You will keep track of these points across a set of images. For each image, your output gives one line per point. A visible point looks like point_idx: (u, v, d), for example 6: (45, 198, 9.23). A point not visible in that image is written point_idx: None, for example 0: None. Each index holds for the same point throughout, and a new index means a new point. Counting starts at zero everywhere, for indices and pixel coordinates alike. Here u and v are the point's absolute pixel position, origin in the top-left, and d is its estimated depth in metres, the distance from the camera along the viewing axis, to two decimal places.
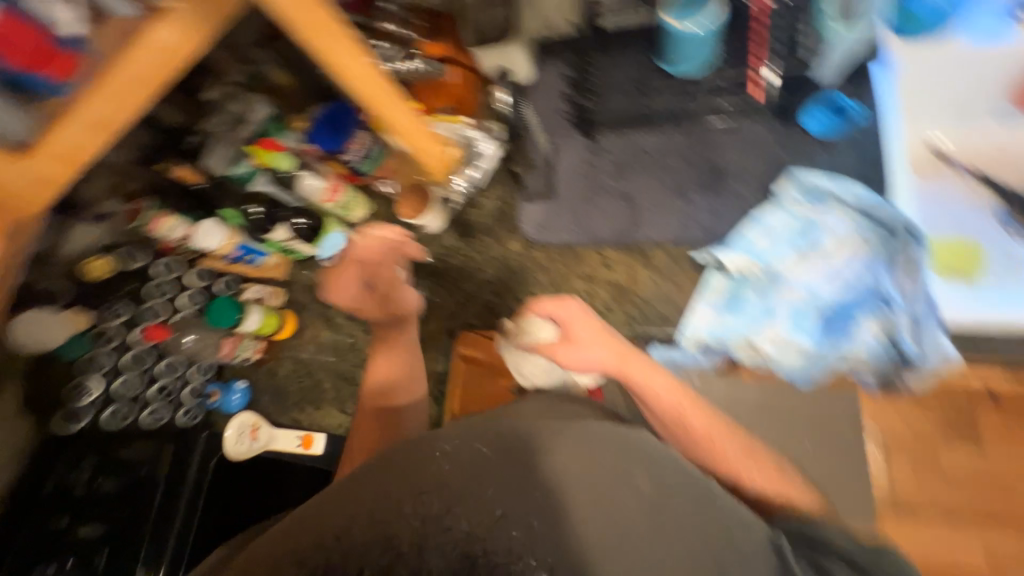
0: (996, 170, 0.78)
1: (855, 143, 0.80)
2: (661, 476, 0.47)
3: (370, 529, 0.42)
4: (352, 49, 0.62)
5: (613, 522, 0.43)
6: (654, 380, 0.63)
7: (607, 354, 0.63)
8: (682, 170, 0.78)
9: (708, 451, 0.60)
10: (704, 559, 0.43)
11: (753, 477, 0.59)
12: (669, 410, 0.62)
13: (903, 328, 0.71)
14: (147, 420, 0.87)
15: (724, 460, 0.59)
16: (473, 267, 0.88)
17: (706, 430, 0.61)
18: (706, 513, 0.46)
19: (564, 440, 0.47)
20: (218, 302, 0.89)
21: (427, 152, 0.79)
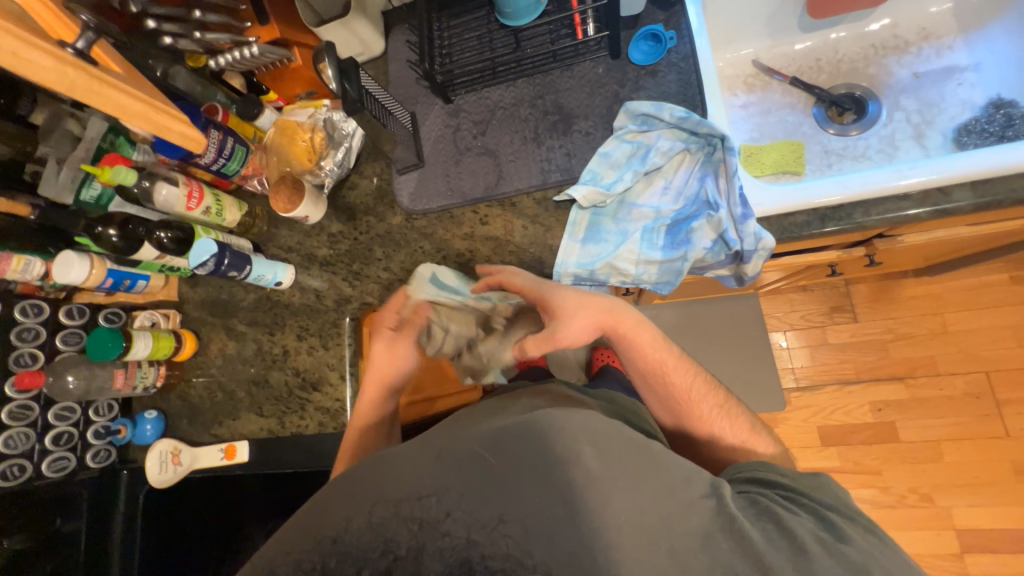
0: (804, 76, 0.91)
1: (676, 67, 0.76)
2: (610, 452, 0.54)
3: (371, 532, 0.51)
4: (29, 42, 0.49)
5: (601, 506, 0.51)
6: (637, 334, 0.71)
7: (594, 320, 0.69)
8: (534, 118, 0.82)
9: (687, 404, 0.73)
10: (647, 515, 0.51)
11: (720, 420, 0.74)
12: (652, 364, 0.73)
13: (730, 226, 0.67)
14: (51, 470, 0.83)
15: (696, 407, 0.74)
16: (361, 247, 0.90)
17: (686, 386, 0.74)
18: (649, 473, 0.53)
19: (555, 453, 0.53)
20: (95, 334, 0.82)
21: (172, 132, 0.69)
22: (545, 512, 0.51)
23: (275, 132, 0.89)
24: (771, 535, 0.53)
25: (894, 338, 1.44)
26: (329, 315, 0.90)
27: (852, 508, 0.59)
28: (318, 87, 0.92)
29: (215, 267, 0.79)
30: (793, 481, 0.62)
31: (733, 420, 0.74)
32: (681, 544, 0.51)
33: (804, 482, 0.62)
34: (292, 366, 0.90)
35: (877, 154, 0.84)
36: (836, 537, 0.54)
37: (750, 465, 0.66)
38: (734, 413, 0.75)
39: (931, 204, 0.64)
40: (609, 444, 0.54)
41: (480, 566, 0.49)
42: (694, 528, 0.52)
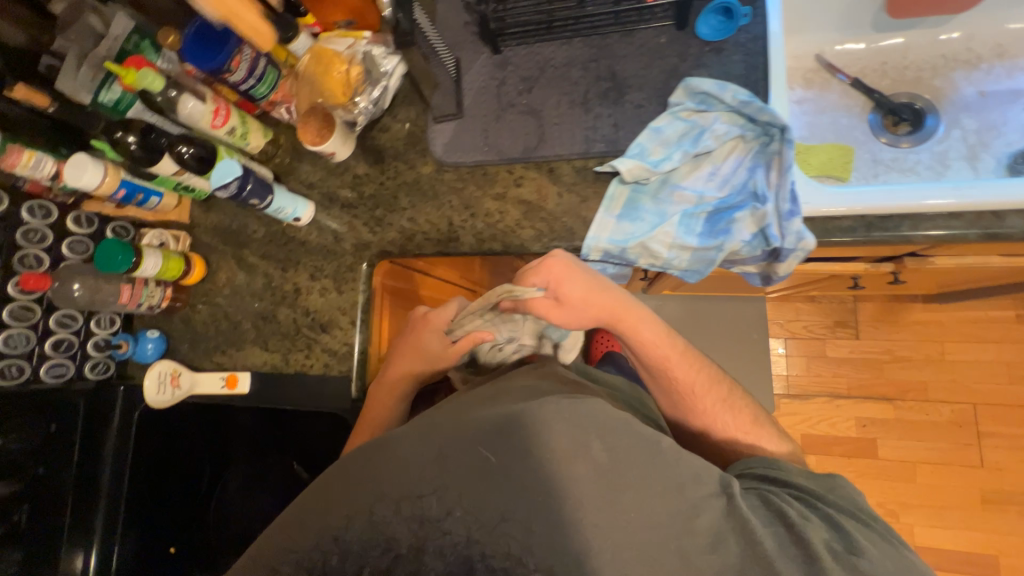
0: (866, 79, 0.87)
1: (743, 48, 0.72)
2: (618, 447, 0.53)
3: (371, 530, 0.50)
4: None
5: (607, 507, 0.50)
6: (641, 325, 0.71)
7: (593, 311, 0.69)
8: (585, 82, 0.78)
9: (688, 396, 0.75)
10: (652, 513, 0.51)
11: (723, 415, 0.74)
12: (655, 357, 0.73)
13: (773, 222, 0.66)
14: (49, 376, 0.82)
15: (698, 400, 0.75)
16: (386, 193, 0.87)
17: (688, 379, 0.74)
18: (654, 471, 0.52)
19: (557, 445, 0.51)
20: (104, 244, 0.79)
21: (240, 19, 0.74)
22: (545, 508, 0.50)
23: (310, 59, 0.84)
24: (783, 541, 0.53)
25: (891, 359, 1.46)
26: (345, 259, 0.87)
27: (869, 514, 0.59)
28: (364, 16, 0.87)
29: (237, 191, 0.76)
30: (805, 484, 0.62)
31: (732, 414, 0.75)
32: (688, 540, 0.51)
33: (817, 485, 0.62)
34: (303, 305, 0.89)
35: (925, 170, 0.82)
36: (849, 547, 0.54)
37: (759, 460, 0.68)
38: (738, 404, 0.76)
39: (982, 227, 0.63)
40: (615, 439, 0.53)
41: (480, 565, 0.49)
42: (706, 527, 0.51)
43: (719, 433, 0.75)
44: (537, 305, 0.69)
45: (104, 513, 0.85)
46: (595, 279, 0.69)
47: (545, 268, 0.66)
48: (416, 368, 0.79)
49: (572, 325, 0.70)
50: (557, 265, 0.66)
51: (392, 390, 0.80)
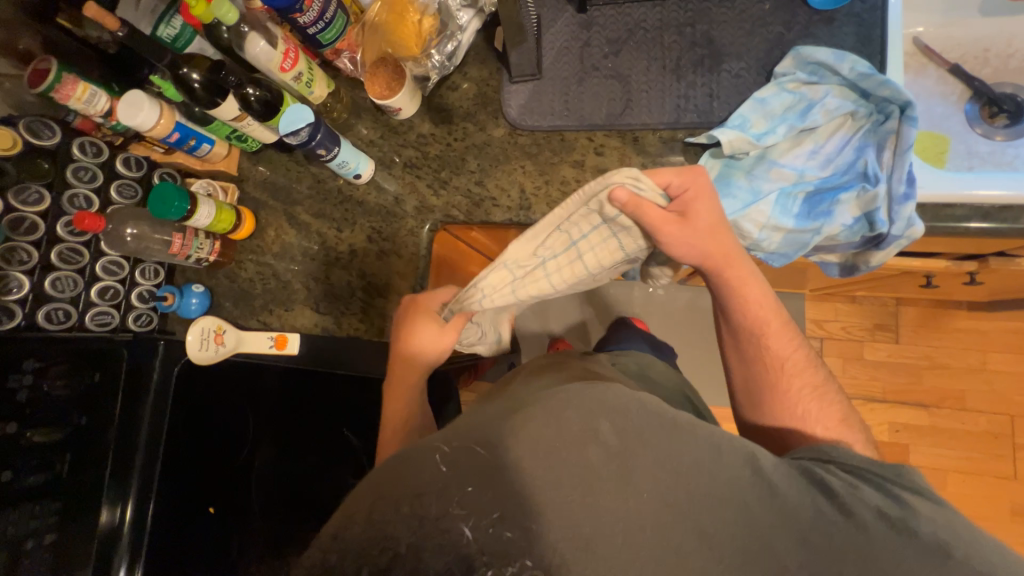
0: (966, 65, 0.83)
1: (857, 19, 0.67)
2: (631, 425, 0.42)
3: (370, 529, 0.39)
4: None
5: (626, 498, 0.39)
6: (750, 281, 0.65)
7: (712, 248, 0.62)
8: (678, 48, 0.74)
9: (779, 373, 0.67)
10: (677, 495, 0.40)
11: (810, 406, 0.66)
12: (755, 321, 0.67)
13: (883, 205, 0.62)
14: (93, 324, 0.79)
15: (786, 381, 0.68)
16: (453, 155, 0.82)
17: (785, 354, 0.68)
18: (677, 448, 0.42)
19: (557, 430, 0.40)
20: (161, 187, 0.75)
21: None
22: (550, 505, 0.39)
23: (382, 7, 0.80)
24: (825, 507, 0.44)
25: (929, 366, 1.44)
26: (406, 222, 0.83)
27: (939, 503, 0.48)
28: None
29: (306, 139, 0.73)
30: (863, 466, 0.52)
31: (817, 403, 0.66)
32: (725, 528, 0.41)
33: (875, 465, 0.52)
34: (358, 267, 0.85)
35: (1023, 165, 0.78)
36: (904, 514, 0.45)
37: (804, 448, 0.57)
38: (817, 395, 0.66)
39: None
40: (624, 413, 0.42)
41: (481, 566, 0.37)
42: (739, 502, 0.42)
43: (801, 425, 0.66)
44: (653, 215, 0.59)
45: (138, 477, 0.80)
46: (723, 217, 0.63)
47: (692, 174, 0.60)
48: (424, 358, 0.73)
49: (680, 250, 0.61)
50: (701, 177, 0.61)
51: (402, 382, 0.74)
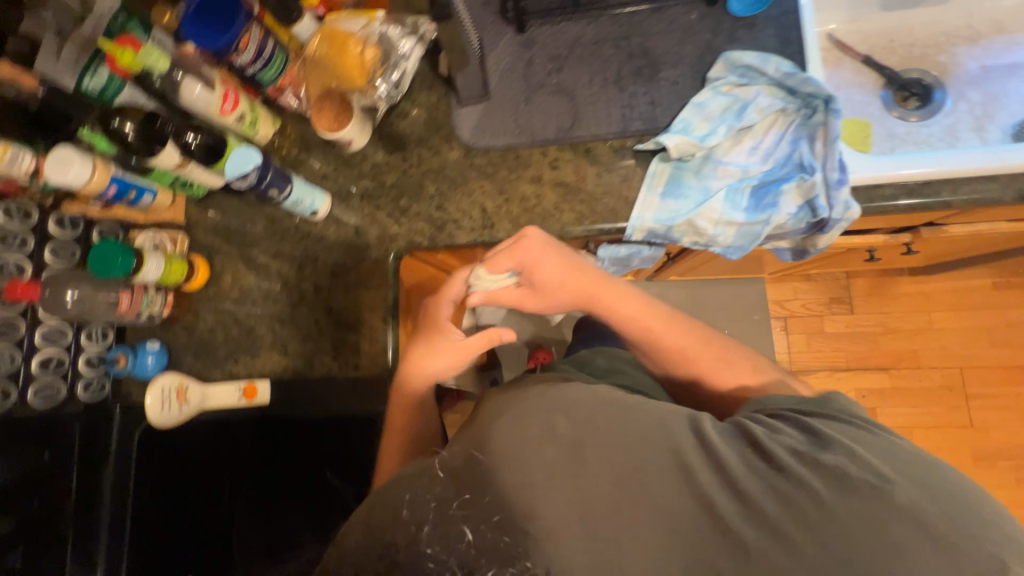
0: (877, 56, 0.90)
1: (775, 22, 0.72)
2: (576, 417, 0.45)
3: (368, 541, 0.44)
4: None
5: (581, 490, 0.42)
6: (617, 299, 0.72)
7: (568, 292, 0.71)
8: (617, 60, 0.77)
9: (681, 363, 0.72)
10: (625, 477, 0.42)
11: (727, 373, 0.70)
12: (638, 330, 0.72)
13: (821, 192, 0.66)
14: (37, 399, 0.72)
15: (693, 364, 0.71)
16: (410, 182, 0.82)
17: (679, 344, 0.71)
18: (620, 429, 0.44)
19: (520, 438, 0.44)
20: (102, 245, 0.71)
21: None
22: (518, 503, 0.42)
23: (321, 41, 0.80)
24: (751, 462, 0.44)
25: (884, 331, 1.53)
26: (369, 253, 0.82)
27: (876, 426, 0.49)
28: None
29: (256, 182, 0.71)
30: (796, 407, 0.52)
31: (731, 368, 0.70)
32: (668, 497, 0.42)
33: (807, 401, 0.53)
34: (325, 304, 0.82)
35: (937, 142, 0.85)
36: (819, 447, 0.44)
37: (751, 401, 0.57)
38: (729, 356, 0.71)
39: (1017, 187, 0.64)
40: (569, 406, 0.46)
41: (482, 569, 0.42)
42: (677, 469, 0.43)
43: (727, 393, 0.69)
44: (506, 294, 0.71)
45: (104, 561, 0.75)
46: (573, 260, 0.70)
47: (522, 250, 0.68)
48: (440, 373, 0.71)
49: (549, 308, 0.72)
50: (531, 249, 0.68)
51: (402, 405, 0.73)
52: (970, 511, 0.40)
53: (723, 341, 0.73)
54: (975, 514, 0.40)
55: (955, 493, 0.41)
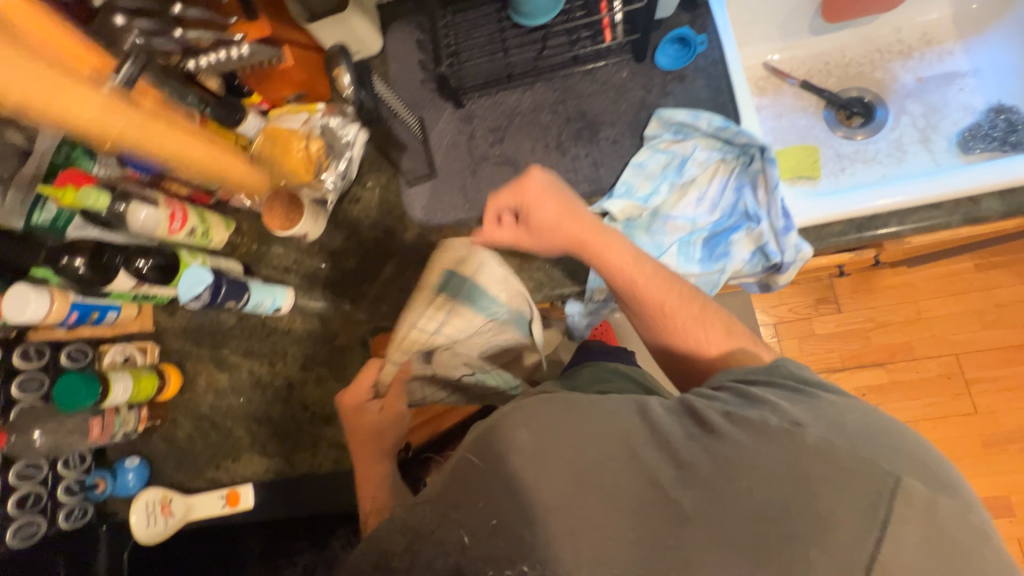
0: (813, 79, 0.91)
1: (703, 73, 0.73)
2: (534, 422, 0.40)
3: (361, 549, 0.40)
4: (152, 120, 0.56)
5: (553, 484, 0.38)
6: (609, 246, 0.62)
7: (566, 237, 0.63)
8: (556, 125, 0.77)
9: (658, 320, 0.62)
10: (592, 464, 0.38)
11: (697, 334, 0.62)
12: (621, 282, 0.62)
13: (770, 238, 0.66)
14: (17, 538, 0.71)
15: (672, 318, 0.62)
16: (371, 266, 0.83)
17: (658, 298, 0.61)
18: (578, 429, 0.40)
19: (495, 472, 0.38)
20: (63, 382, 0.70)
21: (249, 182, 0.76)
22: (507, 538, 0.37)
23: (266, 139, 0.82)
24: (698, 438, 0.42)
25: (874, 326, 1.50)
26: (338, 341, 0.83)
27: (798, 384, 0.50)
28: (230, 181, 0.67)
29: (210, 300, 0.70)
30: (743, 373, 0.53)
31: (708, 330, 0.61)
32: (615, 480, 0.39)
33: (753, 370, 0.53)
34: (299, 399, 0.82)
35: (886, 158, 0.85)
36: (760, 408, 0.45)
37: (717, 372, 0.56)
38: (707, 316, 0.62)
39: (963, 213, 0.65)
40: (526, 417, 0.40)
41: None
42: (626, 457, 0.39)
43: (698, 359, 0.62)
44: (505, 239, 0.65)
45: None
46: (574, 203, 0.63)
47: (521, 190, 0.62)
48: (404, 409, 0.70)
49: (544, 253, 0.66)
50: (534, 183, 0.62)
51: (369, 474, 0.69)
52: (886, 444, 0.41)
53: (704, 298, 0.64)
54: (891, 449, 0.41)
55: (868, 429, 0.43)
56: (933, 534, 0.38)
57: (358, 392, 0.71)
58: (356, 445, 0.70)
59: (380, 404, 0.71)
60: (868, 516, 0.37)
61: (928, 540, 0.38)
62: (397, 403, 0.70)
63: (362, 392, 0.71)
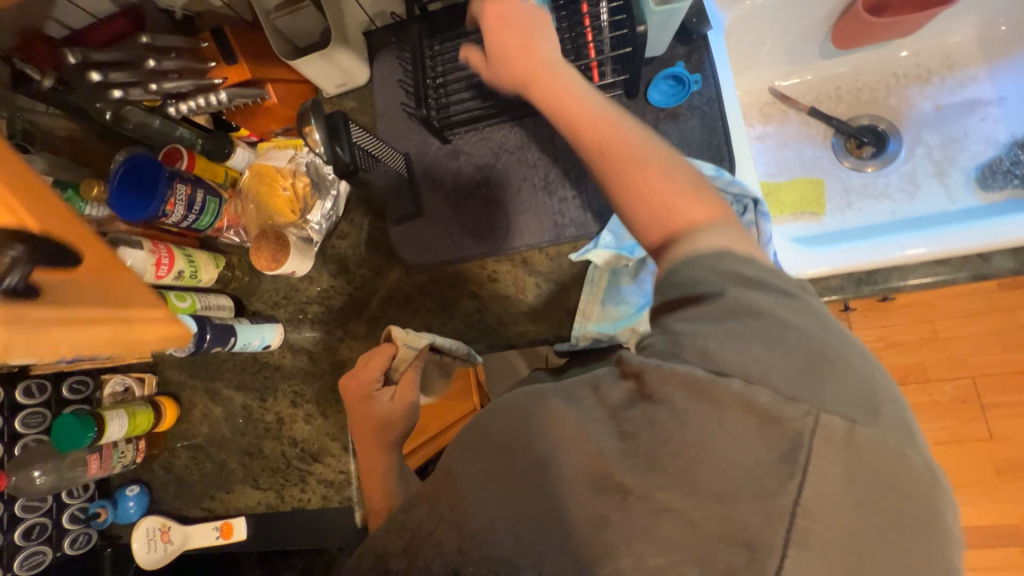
0: (823, 106, 0.86)
1: (698, 112, 0.69)
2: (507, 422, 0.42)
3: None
4: None
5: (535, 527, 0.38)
6: (572, 95, 0.52)
7: (524, 72, 0.53)
8: (543, 162, 0.76)
9: (611, 176, 0.50)
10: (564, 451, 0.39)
11: (653, 193, 0.48)
12: (573, 129, 0.51)
13: None
14: (24, 569, 0.76)
15: (629, 176, 0.49)
16: (359, 303, 0.83)
17: (610, 141, 0.49)
18: (534, 425, 0.41)
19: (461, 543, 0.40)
20: (61, 422, 0.73)
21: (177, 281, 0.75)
22: None
23: (252, 176, 0.80)
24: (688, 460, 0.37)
25: (886, 346, 1.41)
26: (326, 379, 0.83)
27: (757, 280, 0.43)
28: (168, 323, 0.51)
29: (196, 347, 0.72)
30: (724, 274, 0.43)
31: (660, 170, 0.48)
32: (564, 463, 0.39)
33: (738, 273, 0.43)
34: (289, 435, 0.83)
35: (897, 192, 0.80)
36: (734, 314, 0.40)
37: (677, 261, 0.46)
38: (660, 158, 0.49)
39: (971, 270, 0.62)
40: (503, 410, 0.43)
41: None
42: (581, 458, 0.38)
43: (655, 216, 0.49)
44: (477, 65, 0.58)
45: None
46: (541, 35, 0.54)
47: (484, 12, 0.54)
48: (417, 399, 0.66)
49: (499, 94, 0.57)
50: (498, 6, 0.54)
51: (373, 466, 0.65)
52: (831, 373, 0.37)
53: (682, 163, 0.50)
54: (835, 373, 0.37)
55: (814, 350, 0.38)
56: (869, 477, 0.35)
57: (366, 378, 0.65)
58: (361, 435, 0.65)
59: (388, 393, 0.65)
60: (793, 464, 0.34)
61: (889, 521, 0.35)
62: (409, 391, 0.66)
63: (370, 379, 0.65)
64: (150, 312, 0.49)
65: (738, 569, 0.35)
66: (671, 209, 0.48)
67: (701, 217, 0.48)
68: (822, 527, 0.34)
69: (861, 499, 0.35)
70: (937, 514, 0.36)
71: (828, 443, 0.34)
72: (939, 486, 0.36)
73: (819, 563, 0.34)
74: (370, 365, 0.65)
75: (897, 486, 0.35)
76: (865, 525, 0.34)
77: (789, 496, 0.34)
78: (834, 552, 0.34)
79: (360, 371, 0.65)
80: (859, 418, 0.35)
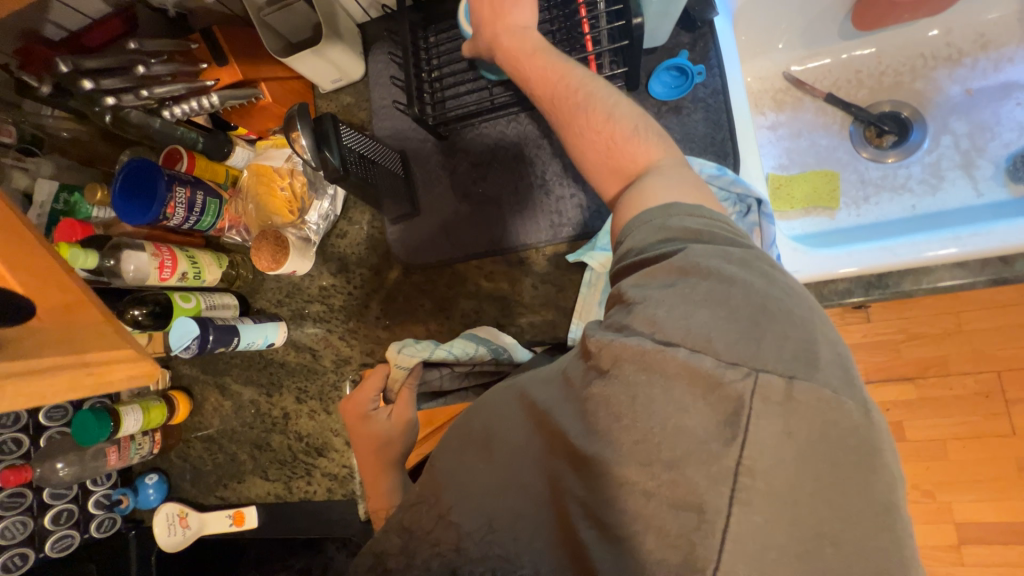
0: (841, 91, 0.81)
1: (703, 105, 0.66)
2: (491, 418, 0.45)
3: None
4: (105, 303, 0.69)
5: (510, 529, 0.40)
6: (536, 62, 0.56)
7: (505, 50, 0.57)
8: (542, 156, 0.74)
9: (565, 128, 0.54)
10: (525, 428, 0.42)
11: (590, 125, 0.52)
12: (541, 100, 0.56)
13: None
14: (55, 550, 0.80)
15: (577, 121, 0.53)
16: (358, 302, 0.83)
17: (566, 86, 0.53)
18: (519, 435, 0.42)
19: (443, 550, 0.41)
20: (79, 419, 0.75)
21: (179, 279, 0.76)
22: None
23: (250, 175, 0.81)
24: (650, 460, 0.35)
25: (907, 338, 1.14)
26: (327, 377, 0.85)
27: (699, 237, 0.42)
28: (137, 361, 0.55)
29: (200, 348, 0.74)
30: (674, 241, 0.42)
31: (602, 110, 0.51)
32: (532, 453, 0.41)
33: (698, 239, 0.41)
34: (294, 430, 0.86)
35: (918, 185, 0.75)
36: (683, 283, 0.37)
37: (629, 225, 0.45)
38: (605, 102, 0.52)
39: (990, 274, 0.58)
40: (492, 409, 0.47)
41: None
42: (560, 462, 0.39)
43: (603, 154, 0.52)
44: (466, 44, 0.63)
45: None
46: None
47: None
48: (414, 415, 0.67)
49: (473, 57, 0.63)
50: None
51: (373, 473, 0.64)
52: (773, 328, 0.34)
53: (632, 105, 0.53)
54: (777, 327, 0.34)
55: (756, 303, 0.36)
56: (809, 429, 0.33)
57: (363, 394, 0.67)
58: (359, 448, 0.66)
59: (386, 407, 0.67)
60: (735, 427, 0.33)
61: (848, 503, 0.33)
62: (409, 407, 0.66)
63: (371, 399, 0.67)
64: (101, 355, 0.52)
65: (689, 534, 0.33)
66: (615, 149, 0.52)
67: (646, 151, 0.50)
68: (761, 482, 0.32)
69: (801, 453, 0.32)
70: (876, 455, 0.33)
71: (766, 400, 0.32)
72: (878, 427, 0.34)
73: (760, 515, 0.32)
74: (372, 382, 0.68)
75: (836, 436, 0.32)
76: (805, 471, 0.33)
77: (730, 456, 0.32)
78: (773, 505, 0.32)
79: (358, 392, 0.67)
80: (798, 372, 0.33)
